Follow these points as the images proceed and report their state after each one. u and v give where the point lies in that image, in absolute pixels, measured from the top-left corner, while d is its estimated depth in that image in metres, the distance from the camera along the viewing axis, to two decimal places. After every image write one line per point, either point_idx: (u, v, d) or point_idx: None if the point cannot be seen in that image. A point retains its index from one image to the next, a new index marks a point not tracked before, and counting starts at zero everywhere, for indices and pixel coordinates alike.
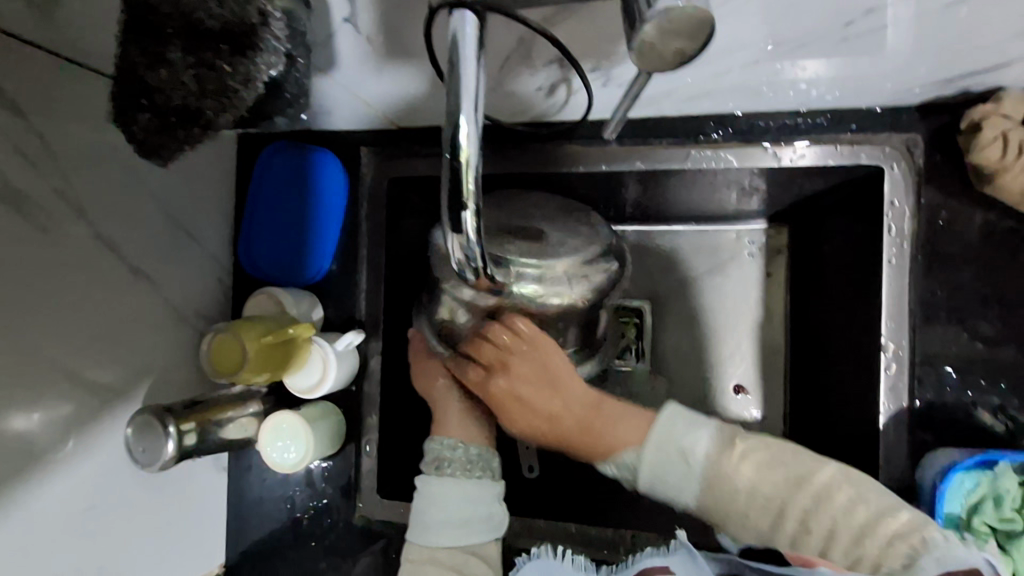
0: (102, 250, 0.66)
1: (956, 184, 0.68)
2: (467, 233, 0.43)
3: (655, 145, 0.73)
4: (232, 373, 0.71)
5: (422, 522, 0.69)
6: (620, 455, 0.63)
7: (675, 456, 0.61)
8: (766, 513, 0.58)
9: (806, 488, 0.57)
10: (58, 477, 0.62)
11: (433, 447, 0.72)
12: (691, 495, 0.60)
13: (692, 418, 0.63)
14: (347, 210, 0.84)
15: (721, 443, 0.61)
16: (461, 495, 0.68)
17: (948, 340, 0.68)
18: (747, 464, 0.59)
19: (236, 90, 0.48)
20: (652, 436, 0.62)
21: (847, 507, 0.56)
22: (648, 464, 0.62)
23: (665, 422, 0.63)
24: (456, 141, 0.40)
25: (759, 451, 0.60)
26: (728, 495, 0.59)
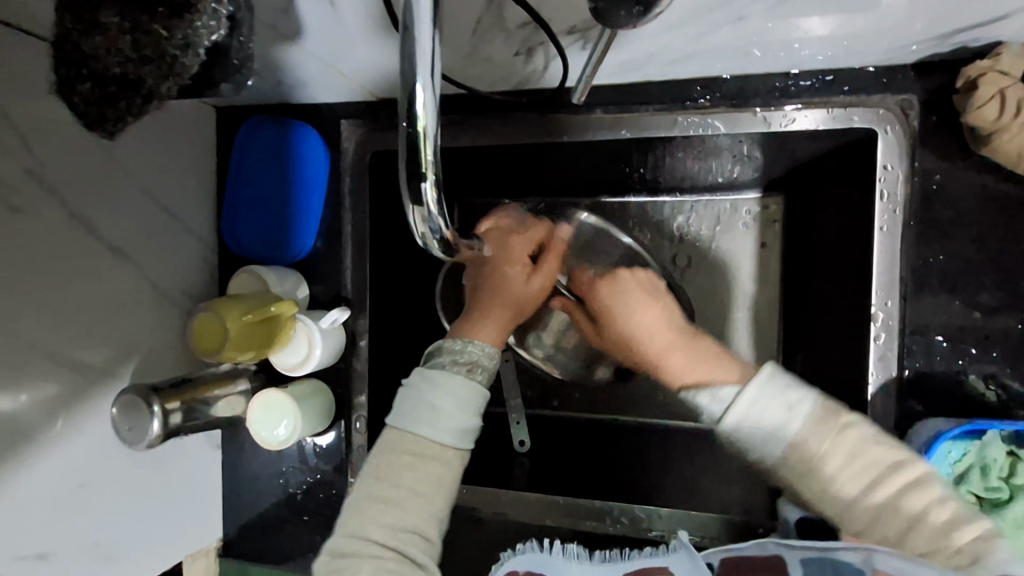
0: (78, 230, 0.66)
1: (953, 146, 0.65)
2: (427, 204, 0.41)
3: (641, 112, 0.71)
4: (213, 351, 0.71)
5: (429, 413, 0.63)
6: (715, 387, 0.62)
7: (772, 412, 0.58)
8: (845, 487, 0.55)
9: (883, 487, 0.54)
10: (46, 456, 0.63)
11: (467, 349, 0.67)
12: (791, 430, 0.57)
13: (787, 390, 0.59)
14: (329, 186, 0.83)
15: (822, 411, 0.58)
16: (480, 403, 0.64)
17: (940, 308, 0.67)
18: (847, 436, 0.56)
19: (176, 56, 0.47)
20: (752, 387, 0.60)
21: (921, 513, 0.52)
22: (747, 401, 0.59)
23: (760, 383, 0.60)
24: (410, 109, 0.38)
25: (847, 430, 0.56)
26: (825, 474, 0.56)
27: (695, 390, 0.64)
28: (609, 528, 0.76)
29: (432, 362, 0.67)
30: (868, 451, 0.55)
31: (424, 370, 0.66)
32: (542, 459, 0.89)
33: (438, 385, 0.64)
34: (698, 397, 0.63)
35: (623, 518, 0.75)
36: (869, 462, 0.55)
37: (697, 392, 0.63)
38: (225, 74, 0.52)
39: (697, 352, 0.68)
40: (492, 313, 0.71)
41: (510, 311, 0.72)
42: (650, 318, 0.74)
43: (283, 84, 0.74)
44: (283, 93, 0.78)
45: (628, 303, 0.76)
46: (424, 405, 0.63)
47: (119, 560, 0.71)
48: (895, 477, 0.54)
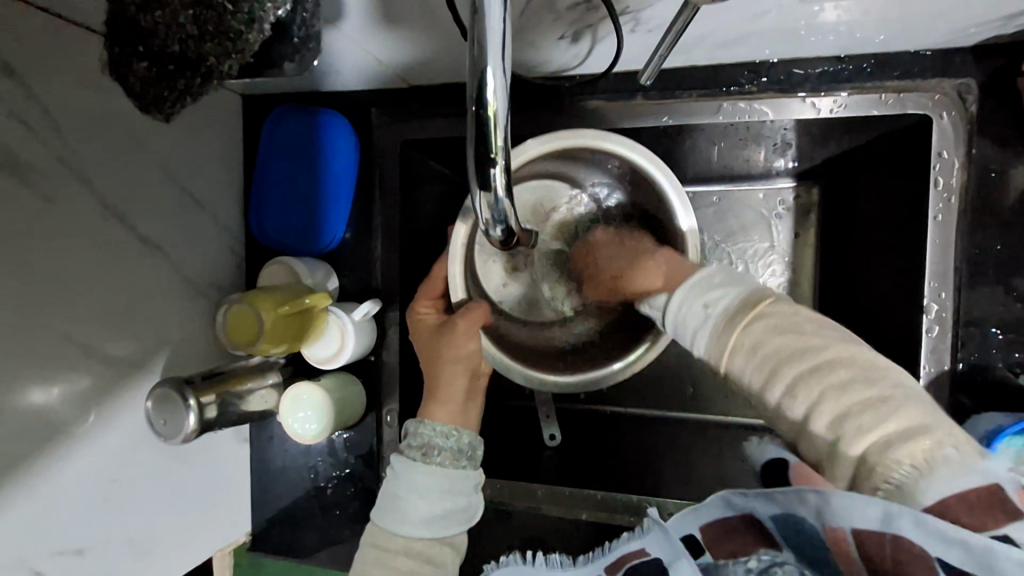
0: (108, 220, 0.64)
1: (1011, 133, 0.63)
2: (496, 190, 0.40)
3: (684, 98, 0.69)
4: (248, 344, 0.69)
5: (395, 506, 0.62)
6: (653, 295, 0.61)
7: (691, 315, 0.54)
8: (753, 380, 0.49)
9: (810, 356, 0.46)
10: (81, 450, 0.62)
11: (419, 433, 0.66)
12: (705, 338, 0.53)
13: (716, 284, 0.55)
14: (358, 175, 0.81)
15: (739, 305, 0.52)
16: (443, 486, 0.62)
17: (995, 300, 0.65)
18: (754, 331, 0.50)
19: (239, 32, 0.45)
20: (678, 294, 0.57)
21: (847, 383, 0.44)
22: (677, 302, 0.56)
23: (682, 291, 0.57)
24: (483, 92, 0.37)
25: (759, 321, 0.50)
26: (735, 366, 0.50)
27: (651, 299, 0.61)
28: None
29: (398, 455, 0.66)
30: (786, 365, 0.47)
31: (392, 461, 0.65)
32: (574, 453, 0.88)
33: (400, 477, 0.63)
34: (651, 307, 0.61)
35: (662, 513, 0.74)
36: (829, 383, 0.45)
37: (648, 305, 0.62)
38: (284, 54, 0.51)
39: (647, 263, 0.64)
40: (442, 397, 0.68)
41: (469, 370, 0.69)
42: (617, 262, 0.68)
43: (315, 70, 0.72)
44: (313, 79, 0.76)
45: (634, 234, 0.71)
46: (393, 497, 0.63)
47: (149, 556, 0.70)
48: (819, 372, 0.45)
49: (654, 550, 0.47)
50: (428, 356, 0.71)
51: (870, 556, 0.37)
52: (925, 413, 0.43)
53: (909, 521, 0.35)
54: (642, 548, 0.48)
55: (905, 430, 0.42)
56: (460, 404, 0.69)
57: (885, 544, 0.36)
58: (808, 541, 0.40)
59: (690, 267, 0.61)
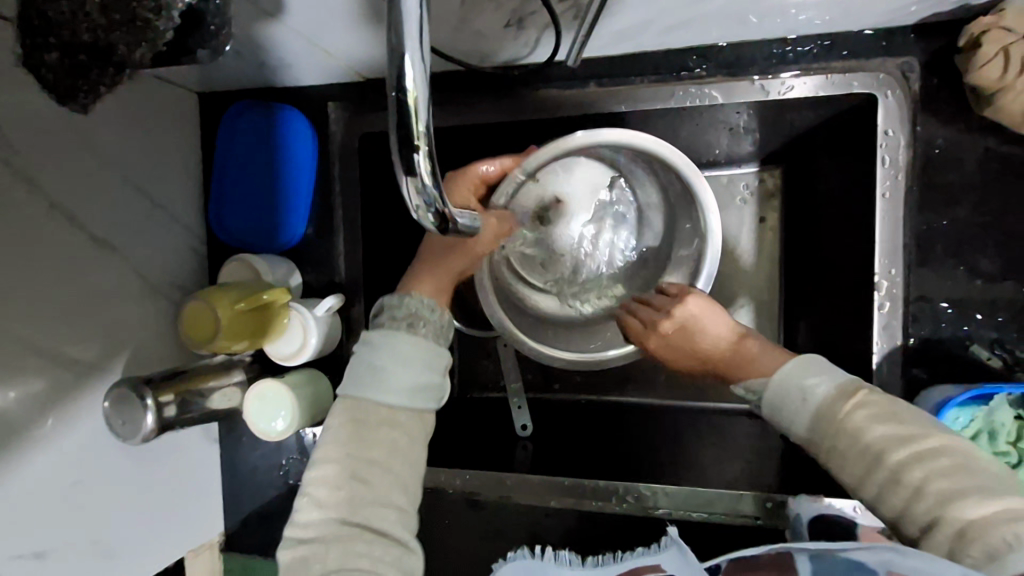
0: (59, 221, 0.63)
1: (955, 110, 0.64)
2: (421, 176, 0.40)
3: (636, 84, 0.69)
4: (207, 342, 0.69)
5: (377, 374, 0.58)
6: (756, 381, 0.61)
7: (791, 399, 0.57)
8: (852, 472, 0.53)
9: (915, 444, 0.50)
10: (39, 454, 0.61)
11: (406, 304, 0.63)
12: (805, 419, 0.56)
13: (827, 365, 0.58)
14: (317, 170, 0.81)
15: (837, 392, 0.55)
16: (424, 359, 0.59)
17: (944, 275, 0.66)
18: (862, 411, 0.53)
19: (149, 20, 0.45)
20: (777, 374, 0.59)
21: (942, 473, 0.48)
22: (773, 389, 0.59)
23: (792, 366, 0.59)
24: (401, 78, 0.37)
25: (861, 409, 0.53)
26: (836, 452, 0.54)
27: (743, 387, 0.62)
28: (615, 508, 0.75)
29: (374, 327, 0.62)
30: (891, 454, 0.50)
31: (372, 334, 0.61)
32: (545, 441, 0.89)
33: (381, 347, 0.60)
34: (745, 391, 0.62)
35: (629, 497, 0.75)
36: (896, 453, 0.50)
37: (739, 386, 0.63)
38: (201, 42, 0.51)
39: (742, 351, 0.64)
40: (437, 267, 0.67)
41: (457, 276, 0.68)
42: (700, 348, 0.67)
43: (268, 65, 0.72)
44: (268, 75, 0.76)
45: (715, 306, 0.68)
46: (370, 367, 0.59)
47: (118, 557, 0.70)
48: (923, 458, 0.49)
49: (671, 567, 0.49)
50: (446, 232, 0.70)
51: None
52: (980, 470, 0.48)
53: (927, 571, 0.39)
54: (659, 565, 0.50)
55: (1007, 513, 0.45)
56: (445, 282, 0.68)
57: None
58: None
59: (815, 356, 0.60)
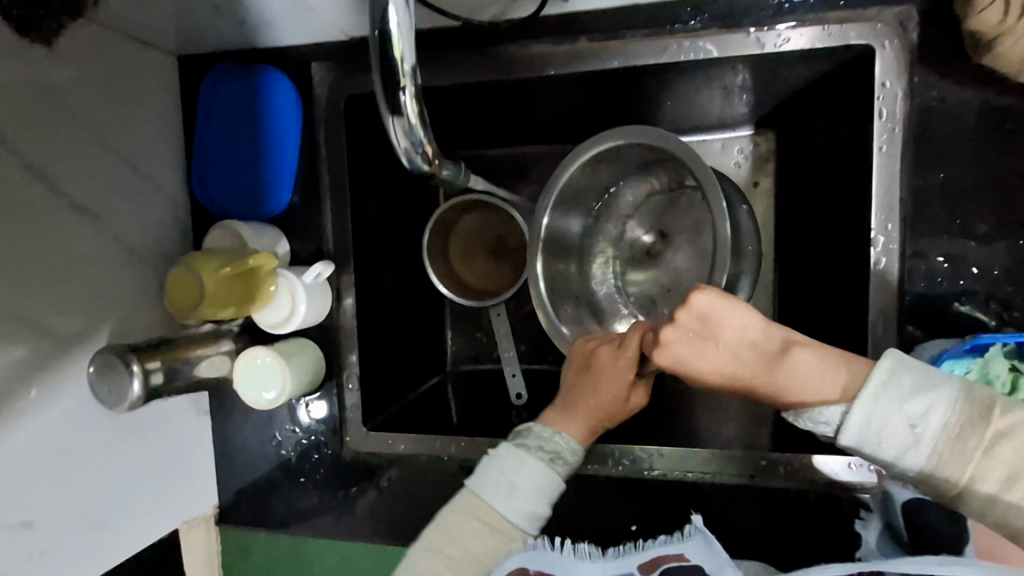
0: (34, 182, 0.61)
1: (954, 60, 0.63)
2: (408, 116, 0.40)
3: (629, 39, 0.67)
4: (191, 308, 0.67)
5: (506, 489, 0.59)
6: (823, 408, 0.51)
7: (894, 431, 0.48)
8: (1013, 516, 0.45)
9: None
10: (21, 423, 0.60)
11: (552, 437, 0.63)
12: (921, 455, 0.48)
13: (925, 369, 0.49)
14: (302, 134, 0.78)
15: (961, 417, 0.47)
16: (547, 488, 0.59)
17: (940, 229, 0.65)
18: (1005, 445, 0.46)
19: None
20: (868, 403, 0.49)
21: None
22: (861, 421, 0.49)
23: (884, 377, 0.49)
24: (384, 15, 0.37)
25: (1003, 443, 0.46)
26: (976, 493, 0.46)
27: (795, 412, 0.52)
28: (611, 470, 0.75)
29: (517, 442, 0.63)
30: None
31: (505, 445, 0.62)
32: (539, 410, 0.88)
33: (510, 463, 0.61)
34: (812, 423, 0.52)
35: (625, 460, 0.74)
36: None
37: (795, 416, 0.53)
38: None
39: (791, 369, 0.52)
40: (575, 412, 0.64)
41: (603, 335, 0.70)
42: (721, 364, 0.53)
43: (250, 22, 0.70)
44: (249, 34, 0.73)
45: (719, 307, 0.53)
46: (503, 479, 0.60)
47: (109, 526, 0.69)
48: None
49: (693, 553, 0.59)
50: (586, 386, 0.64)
51: None
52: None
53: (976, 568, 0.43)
54: (682, 553, 0.60)
55: None
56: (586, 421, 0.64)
57: None
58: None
59: (893, 360, 0.50)
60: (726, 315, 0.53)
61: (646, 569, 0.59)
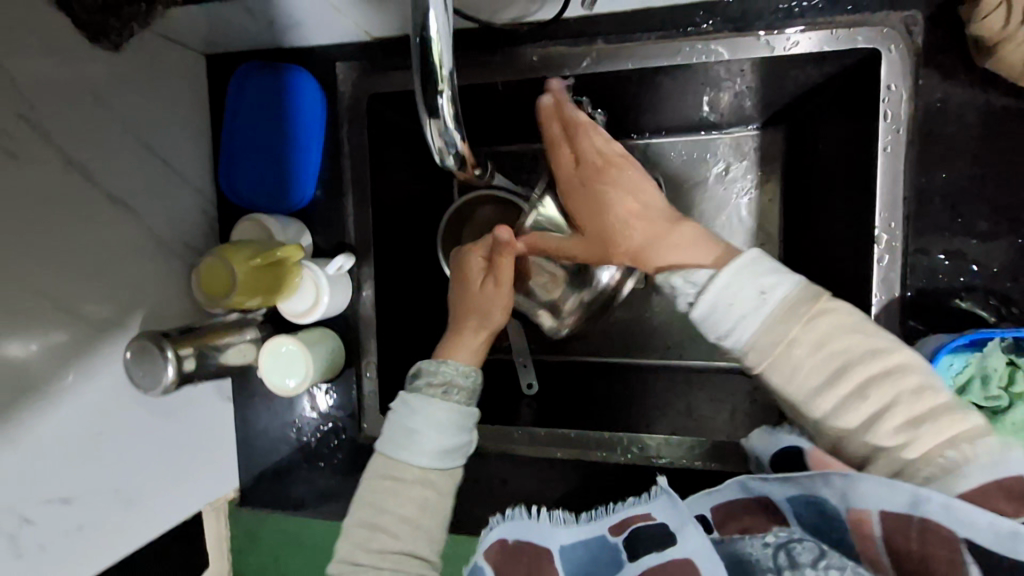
0: (74, 177, 0.64)
1: (957, 64, 0.65)
2: (442, 117, 0.42)
3: (642, 41, 0.70)
4: (222, 297, 0.71)
5: (411, 437, 0.65)
6: (693, 270, 0.58)
7: (748, 288, 0.54)
8: (805, 387, 0.52)
9: (859, 377, 0.50)
10: (61, 405, 0.63)
11: (441, 371, 0.69)
12: (755, 324, 0.53)
13: (772, 265, 0.56)
14: (325, 131, 0.81)
15: (798, 296, 0.53)
16: (452, 424, 0.66)
17: (942, 227, 0.67)
18: (813, 332, 0.52)
19: None
20: (726, 271, 0.55)
21: (913, 401, 0.49)
22: (722, 283, 0.55)
23: (748, 260, 0.56)
24: (427, 22, 0.39)
25: (821, 319, 0.52)
26: (786, 370, 0.52)
27: (670, 270, 0.60)
28: (619, 458, 0.77)
29: (412, 390, 0.69)
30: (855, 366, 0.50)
31: (400, 399, 0.68)
32: (549, 401, 0.91)
33: (413, 411, 0.66)
34: (673, 283, 0.59)
35: (634, 448, 0.77)
36: (838, 355, 0.51)
37: (671, 274, 0.59)
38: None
39: (674, 237, 0.60)
40: (465, 339, 0.71)
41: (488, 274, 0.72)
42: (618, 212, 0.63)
43: (277, 24, 0.73)
44: (274, 34, 0.76)
45: (643, 181, 0.65)
46: (406, 430, 0.66)
47: (139, 505, 0.72)
48: (891, 375, 0.50)
49: (660, 514, 0.52)
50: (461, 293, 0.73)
51: (892, 536, 0.41)
52: (964, 420, 0.47)
53: (939, 505, 0.39)
54: (648, 514, 0.53)
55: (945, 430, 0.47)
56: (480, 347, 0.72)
57: (912, 527, 0.40)
58: (831, 521, 0.44)
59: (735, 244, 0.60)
60: (630, 180, 0.64)
61: (616, 531, 0.54)
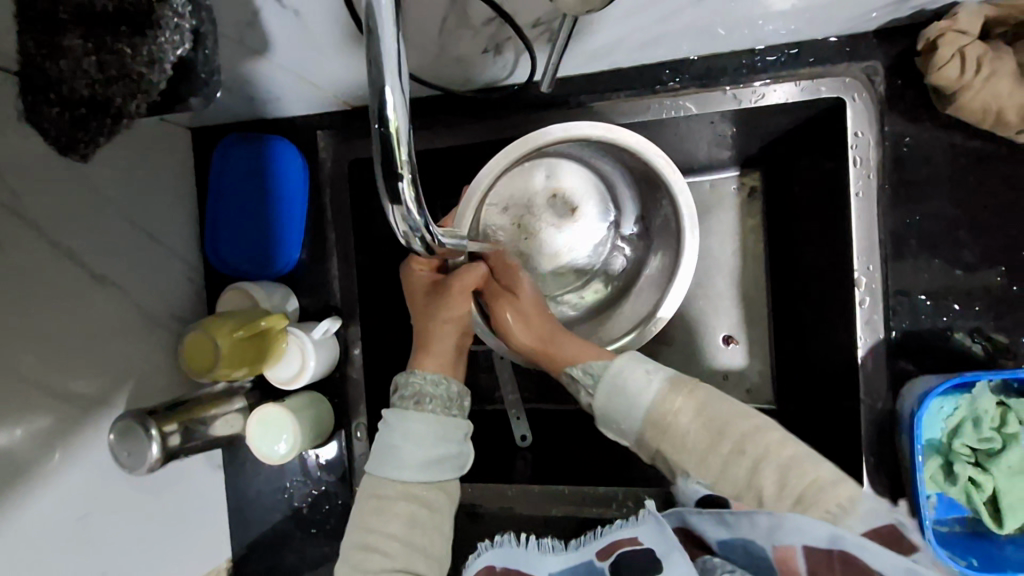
0: (62, 262, 0.65)
1: (921, 109, 0.66)
2: (406, 203, 0.42)
3: (612, 99, 0.71)
4: (207, 371, 0.71)
5: (390, 453, 0.64)
6: (575, 368, 0.65)
7: (630, 385, 0.61)
8: (705, 467, 0.58)
9: (727, 434, 0.58)
10: (46, 489, 0.62)
11: (411, 382, 0.67)
12: (648, 400, 0.60)
13: (645, 361, 0.63)
14: (308, 196, 0.83)
15: (670, 383, 0.61)
16: (432, 432, 0.64)
17: (921, 267, 0.67)
18: (687, 406, 0.59)
19: (141, 73, 0.54)
20: (620, 360, 0.63)
21: (782, 442, 0.57)
22: (612, 373, 0.62)
23: (624, 360, 0.63)
24: (383, 112, 0.39)
25: (700, 393, 0.60)
26: (672, 441, 0.59)
27: (568, 370, 0.65)
28: (617, 512, 0.75)
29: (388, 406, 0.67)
30: (733, 430, 0.58)
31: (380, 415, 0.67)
32: (544, 452, 0.90)
33: (392, 427, 0.65)
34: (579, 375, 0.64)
35: (630, 502, 0.75)
36: (712, 418, 0.59)
37: (571, 365, 0.65)
38: (192, 89, 0.58)
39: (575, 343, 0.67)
40: (433, 349, 0.69)
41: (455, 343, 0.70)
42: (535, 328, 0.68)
43: (257, 100, 0.75)
44: (255, 108, 0.78)
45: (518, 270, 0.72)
46: (385, 446, 0.64)
47: None
48: (760, 431, 0.57)
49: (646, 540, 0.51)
50: (422, 311, 0.70)
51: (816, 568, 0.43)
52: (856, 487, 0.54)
53: (853, 543, 0.42)
54: (634, 539, 0.52)
55: (834, 475, 0.55)
56: (450, 357, 0.70)
57: (834, 560, 0.43)
58: (758, 562, 0.46)
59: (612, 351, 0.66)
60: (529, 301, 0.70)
61: (603, 556, 0.53)
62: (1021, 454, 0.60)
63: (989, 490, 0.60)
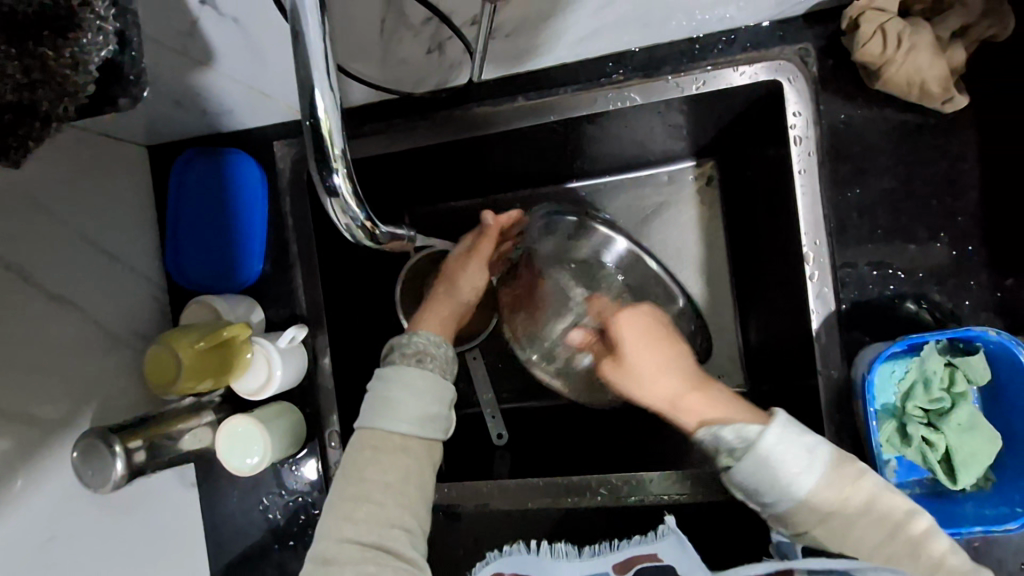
0: (17, 281, 0.65)
1: (852, 87, 0.69)
2: (343, 195, 0.43)
3: (563, 94, 0.73)
4: (169, 384, 0.71)
5: (387, 406, 0.64)
6: (728, 428, 0.59)
7: (787, 464, 0.55)
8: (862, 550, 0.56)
9: (916, 519, 0.56)
10: (9, 514, 0.61)
11: (413, 341, 0.70)
12: (810, 482, 0.55)
13: (808, 434, 0.57)
14: (268, 208, 0.83)
15: (837, 458, 0.56)
16: (431, 388, 0.65)
17: (864, 239, 0.70)
18: (866, 485, 0.55)
19: (68, 76, 0.42)
20: (778, 430, 0.56)
21: (920, 525, 0.56)
22: (769, 447, 0.55)
23: (780, 428, 0.57)
24: (312, 106, 0.40)
25: (866, 480, 0.56)
26: (847, 535, 0.55)
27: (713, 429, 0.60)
28: (590, 500, 0.75)
29: (386, 365, 0.68)
30: (899, 528, 0.55)
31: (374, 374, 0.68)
32: (521, 449, 0.90)
33: (391, 384, 0.65)
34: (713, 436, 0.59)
35: (602, 489, 0.75)
36: (891, 506, 0.56)
37: (718, 430, 0.59)
38: (124, 88, 0.46)
39: (702, 404, 0.64)
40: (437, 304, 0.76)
41: (454, 312, 0.77)
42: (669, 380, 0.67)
43: (211, 113, 0.76)
44: (209, 121, 0.79)
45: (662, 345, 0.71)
46: (381, 400, 0.65)
47: None
48: (884, 499, 0.55)
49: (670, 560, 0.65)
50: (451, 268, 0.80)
51: None
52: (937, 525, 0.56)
53: None
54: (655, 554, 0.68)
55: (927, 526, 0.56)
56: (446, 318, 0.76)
57: None
58: None
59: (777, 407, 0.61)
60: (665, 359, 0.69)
61: None
62: (969, 412, 0.62)
63: (941, 448, 0.62)
